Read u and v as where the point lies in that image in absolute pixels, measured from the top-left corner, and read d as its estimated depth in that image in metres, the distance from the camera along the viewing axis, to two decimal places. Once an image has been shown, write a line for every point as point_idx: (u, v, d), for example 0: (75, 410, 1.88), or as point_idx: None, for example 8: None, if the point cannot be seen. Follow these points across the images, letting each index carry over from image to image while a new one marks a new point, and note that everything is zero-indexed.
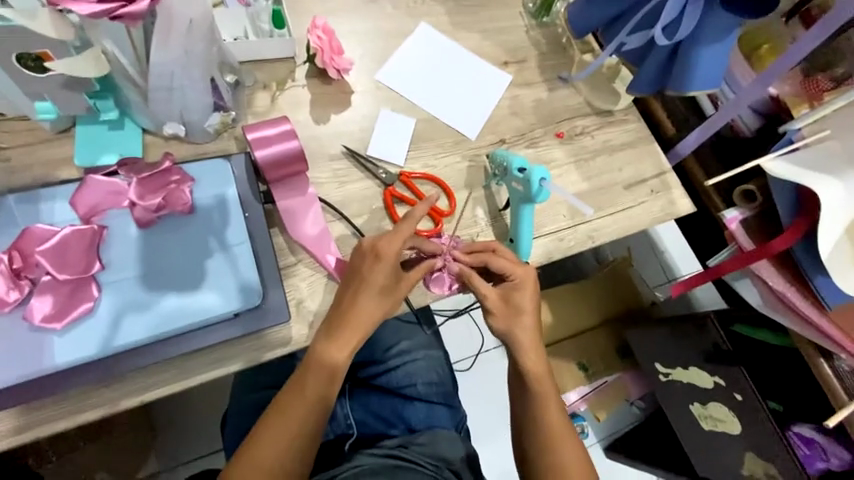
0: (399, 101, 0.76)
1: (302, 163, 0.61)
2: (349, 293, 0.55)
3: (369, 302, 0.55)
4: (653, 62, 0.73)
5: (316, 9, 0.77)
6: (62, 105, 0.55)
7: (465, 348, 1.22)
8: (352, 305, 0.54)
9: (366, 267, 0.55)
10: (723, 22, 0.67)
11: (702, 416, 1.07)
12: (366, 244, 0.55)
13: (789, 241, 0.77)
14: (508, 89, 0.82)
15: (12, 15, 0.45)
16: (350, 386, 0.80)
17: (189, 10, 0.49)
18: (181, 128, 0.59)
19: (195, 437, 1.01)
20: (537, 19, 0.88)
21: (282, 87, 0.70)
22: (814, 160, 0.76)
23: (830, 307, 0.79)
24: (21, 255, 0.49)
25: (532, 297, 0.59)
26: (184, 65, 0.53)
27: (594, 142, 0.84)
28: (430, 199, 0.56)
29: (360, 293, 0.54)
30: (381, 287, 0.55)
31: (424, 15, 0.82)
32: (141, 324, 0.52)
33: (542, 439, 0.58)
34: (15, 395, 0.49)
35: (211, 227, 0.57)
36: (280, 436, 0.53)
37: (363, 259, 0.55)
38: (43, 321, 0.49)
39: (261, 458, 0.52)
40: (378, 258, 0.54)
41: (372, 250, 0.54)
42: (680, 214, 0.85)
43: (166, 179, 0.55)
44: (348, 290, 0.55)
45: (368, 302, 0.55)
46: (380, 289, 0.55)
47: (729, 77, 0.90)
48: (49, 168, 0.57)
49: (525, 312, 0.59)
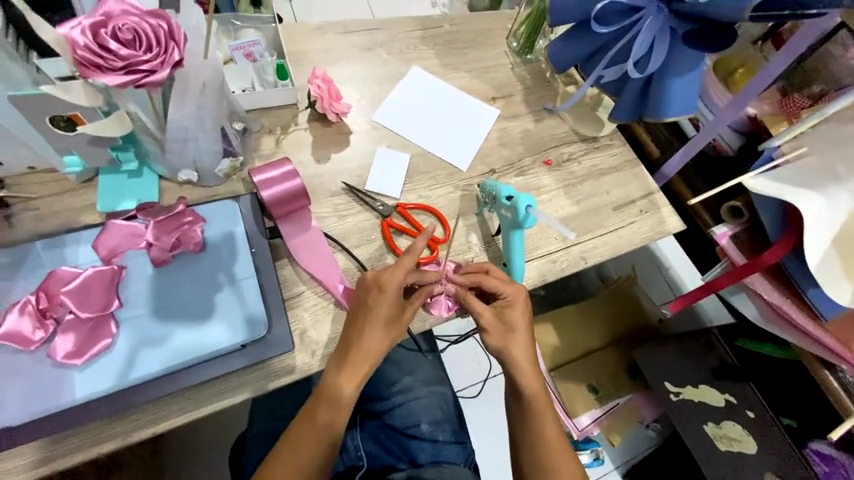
0: (394, 138, 0.81)
1: (305, 199, 0.66)
2: (356, 324, 0.58)
3: (376, 332, 0.57)
4: (630, 92, 0.78)
5: (316, 59, 0.84)
6: (87, 158, 0.62)
7: (471, 373, 1.22)
8: (360, 337, 0.57)
9: (371, 299, 0.58)
10: (691, 54, 0.72)
11: (716, 437, 0.99)
12: (369, 277, 0.59)
13: (776, 255, 0.79)
14: (497, 122, 0.88)
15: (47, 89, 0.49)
16: (361, 416, 0.82)
17: (203, 72, 0.55)
18: (193, 174, 0.65)
19: (204, 470, 1.02)
20: (521, 57, 0.96)
21: (286, 131, 0.76)
22: (796, 175, 0.78)
23: (826, 318, 0.80)
24: (47, 296, 0.53)
25: (523, 317, 0.62)
26: (198, 118, 0.58)
27: (582, 167, 0.88)
28: (427, 233, 0.61)
29: (367, 325, 0.58)
30: (385, 317, 0.58)
31: (416, 59, 0.89)
32: (154, 357, 0.55)
33: (539, 459, 0.59)
34: (34, 430, 0.52)
35: (221, 263, 0.61)
36: (287, 470, 0.54)
37: (367, 292, 0.58)
38: (64, 358, 0.52)
39: None
40: (382, 291, 0.58)
41: (375, 283, 0.58)
42: (670, 231, 0.87)
43: (179, 221, 0.60)
44: (355, 323, 0.58)
45: (375, 333, 0.57)
46: (384, 319, 0.58)
47: (705, 96, 0.96)
48: (74, 214, 0.63)
49: (518, 330, 0.61)
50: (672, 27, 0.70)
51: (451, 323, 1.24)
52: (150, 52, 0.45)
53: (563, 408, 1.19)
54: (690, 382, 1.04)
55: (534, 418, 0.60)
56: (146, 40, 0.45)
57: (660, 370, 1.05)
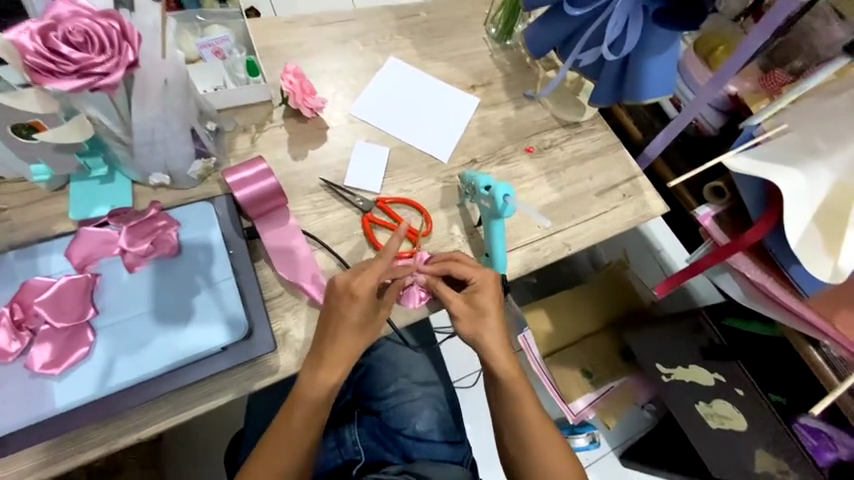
0: (372, 132, 0.80)
1: (281, 197, 0.65)
2: (330, 332, 0.58)
3: (348, 337, 0.59)
4: (607, 75, 0.77)
5: (290, 54, 0.83)
6: (54, 165, 0.60)
7: (465, 363, 1.23)
8: (334, 342, 0.59)
9: (342, 306, 0.58)
10: (664, 35, 0.71)
11: (707, 415, 1.03)
12: (340, 284, 0.58)
13: (759, 233, 0.79)
14: (476, 111, 0.87)
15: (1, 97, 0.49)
16: (358, 412, 0.83)
17: (164, 72, 0.54)
18: (165, 177, 0.64)
19: (203, 469, 1.03)
20: (499, 43, 0.94)
21: (261, 129, 0.75)
22: (776, 154, 0.78)
23: (808, 294, 0.80)
24: (22, 307, 0.53)
25: (493, 300, 0.64)
26: (164, 120, 0.58)
27: (564, 153, 0.88)
28: (400, 233, 0.57)
29: (339, 331, 0.58)
30: (358, 323, 0.59)
31: (392, 50, 0.88)
32: (134, 364, 0.55)
33: (523, 440, 0.63)
34: (17, 441, 0.52)
35: (197, 266, 0.60)
36: (276, 461, 0.57)
37: (339, 300, 0.58)
38: (43, 368, 0.52)
39: None
40: (353, 298, 0.57)
41: (346, 290, 0.57)
42: (654, 214, 0.87)
43: (152, 225, 0.59)
44: (327, 330, 0.59)
45: (348, 338, 0.59)
46: (357, 325, 0.59)
47: (685, 74, 0.94)
48: (47, 223, 0.62)
49: (488, 315, 0.64)
50: (644, 6, 0.69)
51: (444, 314, 1.24)
52: (103, 54, 0.44)
53: (557, 393, 1.20)
54: (682, 362, 1.05)
55: (514, 402, 0.64)
56: (98, 41, 0.44)
57: (651, 351, 1.08)
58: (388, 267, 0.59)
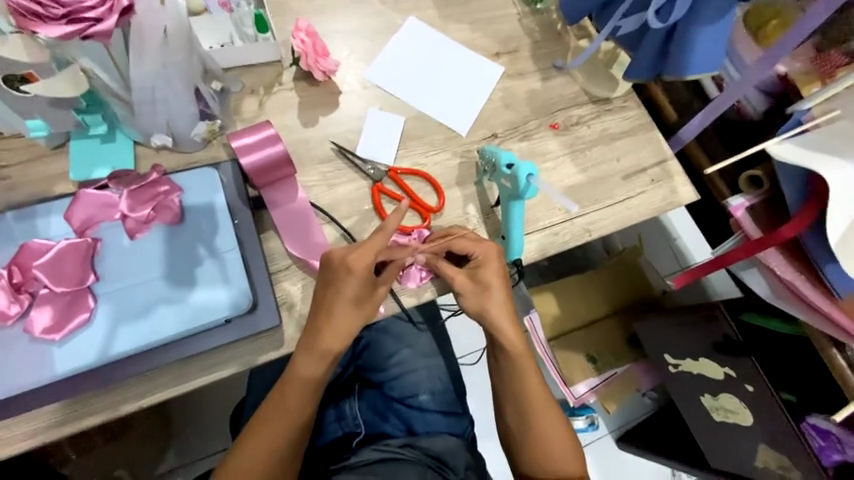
0: (387, 99, 0.75)
1: (289, 166, 0.61)
2: (325, 307, 0.56)
3: (344, 313, 0.56)
4: (649, 45, 0.70)
5: (301, 10, 0.76)
6: (52, 123, 0.57)
7: (470, 343, 1.22)
8: (329, 319, 0.56)
9: (338, 280, 0.55)
10: (715, 2, 0.64)
11: (712, 408, 1.03)
12: (336, 258, 0.55)
13: (797, 228, 0.73)
14: (500, 81, 0.81)
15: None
16: (359, 385, 0.82)
17: (163, 20, 0.49)
18: (168, 139, 0.60)
19: (209, 431, 1.06)
20: (530, 6, 0.86)
21: (269, 91, 0.70)
22: (823, 143, 0.72)
23: (841, 295, 0.76)
24: (20, 270, 0.51)
25: (497, 273, 0.61)
26: (165, 78, 0.54)
27: (591, 131, 0.82)
28: (400, 210, 0.55)
29: (334, 307, 0.56)
30: (354, 297, 0.56)
31: (412, 9, 0.81)
32: (135, 333, 0.53)
33: (525, 416, 0.63)
34: (20, 403, 0.51)
35: (201, 236, 0.58)
36: (276, 426, 0.57)
37: (335, 274, 0.56)
38: (43, 332, 0.51)
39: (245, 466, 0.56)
40: (350, 272, 0.55)
41: (343, 263, 0.55)
42: (683, 202, 0.82)
43: (154, 191, 0.57)
44: (323, 305, 0.57)
45: (344, 314, 0.56)
46: (354, 299, 0.56)
47: (733, 54, 0.86)
48: (47, 183, 0.59)
49: (491, 289, 0.61)
50: None
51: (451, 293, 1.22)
52: None
53: (560, 377, 1.20)
54: (691, 354, 1.04)
55: (521, 388, 0.63)
56: None
57: (660, 341, 1.06)
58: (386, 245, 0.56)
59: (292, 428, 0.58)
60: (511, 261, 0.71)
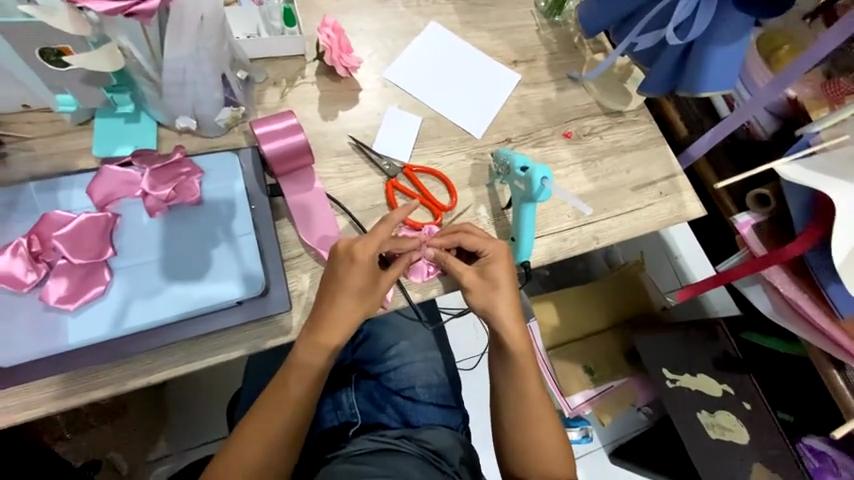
0: (406, 99, 0.76)
1: (308, 156, 0.63)
2: (327, 296, 0.57)
3: (347, 303, 0.57)
4: (664, 62, 0.72)
5: (327, 8, 0.78)
6: (81, 98, 0.59)
7: (469, 348, 1.22)
8: (333, 306, 0.57)
9: (343, 269, 0.56)
10: (735, 23, 0.65)
11: (708, 425, 1.01)
12: (341, 247, 0.57)
13: (801, 247, 0.75)
14: (516, 88, 0.82)
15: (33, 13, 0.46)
16: (356, 376, 0.82)
17: (200, 7, 0.51)
18: (192, 122, 0.62)
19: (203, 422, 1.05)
20: (548, 18, 0.88)
21: (291, 84, 0.72)
22: (832, 165, 0.73)
23: (842, 316, 0.76)
24: (39, 240, 0.52)
25: (505, 270, 0.62)
26: (196, 60, 0.55)
27: (603, 142, 0.83)
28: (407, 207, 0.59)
29: (338, 294, 0.56)
30: (358, 289, 0.57)
31: (434, 14, 0.83)
32: (148, 309, 0.54)
33: (523, 417, 0.63)
34: (27, 371, 0.52)
35: (218, 219, 0.59)
36: (273, 410, 0.57)
37: (339, 263, 0.57)
38: (58, 302, 0.52)
39: (244, 451, 0.56)
40: (353, 261, 0.56)
41: (348, 252, 0.56)
42: (690, 217, 0.83)
43: (176, 171, 0.57)
44: (327, 293, 0.57)
45: (346, 304, 0.57)
46: (357, 291, 0.57)
47: (744, 77, 0.88)
48: (70, 157, 0.60)
49: (499, 286, 0.62)
50: None
51: (453, 296, 1.23)
52: None
53: (557, 386, 1.19)
54: (689, 370, 1.03)
55: (517, 386, 0.64)
56: None
57: (658, 356, 1.05)
58: (389, 236, 0.59)
59: (297, 412, 0.58)
60: (520, 263, 0.72)
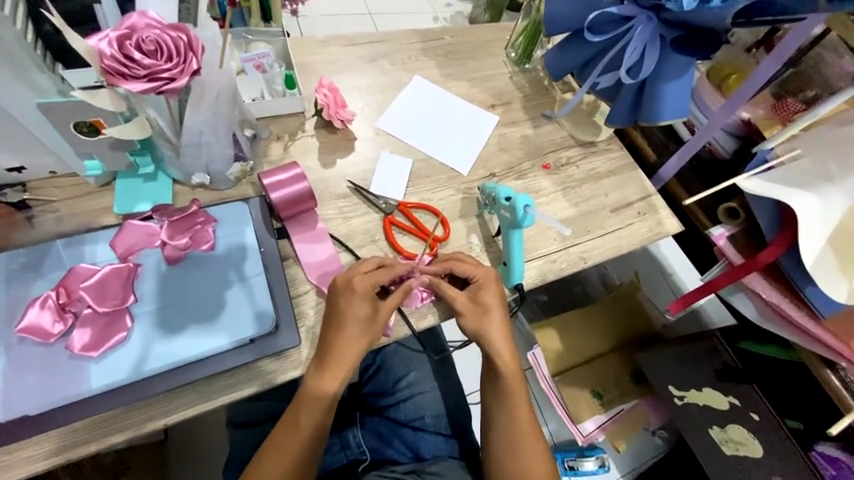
0: (397, 144, 0.84)
1: (311, 201, 0.69)
2: (334, 324, 0.60)
3: (354, 331, 0.61)
4: (623, 98, 0.80)
5: (322, 70, 0.88)
6: (107, 162, 0.65)
7: (474, 379, 1.22)
8: (338, 335, 0.60)
9: (344, 300, 0.61)
10: (680, 62, 0.74)
11: (721, 441, 0.99)
12: (341, 280, 0.61)
13: (773, 254, 0.80)
14: (496, 128, 0.91)
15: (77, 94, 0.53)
16: (361, 413, 0.84)
17: (218, 82, 0.59)
18: (206, 177, 0.69)
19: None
20: (519, 66, 0.99)
21: (293, 138, 0.80)
22: (793, 177, 0.80)
23: (824, 316, 0.81)
24: (67, 292, 0.57)
25: (494, 294, 0.67)
26: (212, 124, 0.62)
27: (580, 171, 0.91)
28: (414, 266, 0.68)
29: (343, 324, 0.60)
30: (364, 318, 0.61)
31: (418, 70, 0.93)
32: (166, 351, 0.58)
33: (515, 440, 0.65)
34: (48, 420, 0.54)
35: (231, 262, 0.64)
36: (288, 447, 0.59)
37: (340, 295, 0.61)
38: (82, 350, 0.55)
39: None
40: (354, 292, 0.61)
41: (347, 284, 0.61)
42: (669, 233, 0.89)
43: (192, 221, 0.63)
44: (330, 324, 0.61)
45: (352, 332, 0.60)
46: (361, 320, 0.61)
47: (697, 100, 0.99)
48: (93, 215, 0.66)
49: (492, 310, 0.66)
50: (662, 34, 0.72)
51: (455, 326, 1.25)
52: (171, 62, 0.49)
53: (567, 413, 1.19)
54: (694, 385, 1.04)
55: (509, 405, 0.66)
56: (167, 50, 0.49)
57: (663, 372, 1.06)
58: (388, 274, 0.64)
59: (307, 446, 0.60)
60: (513, 286, 0.76)
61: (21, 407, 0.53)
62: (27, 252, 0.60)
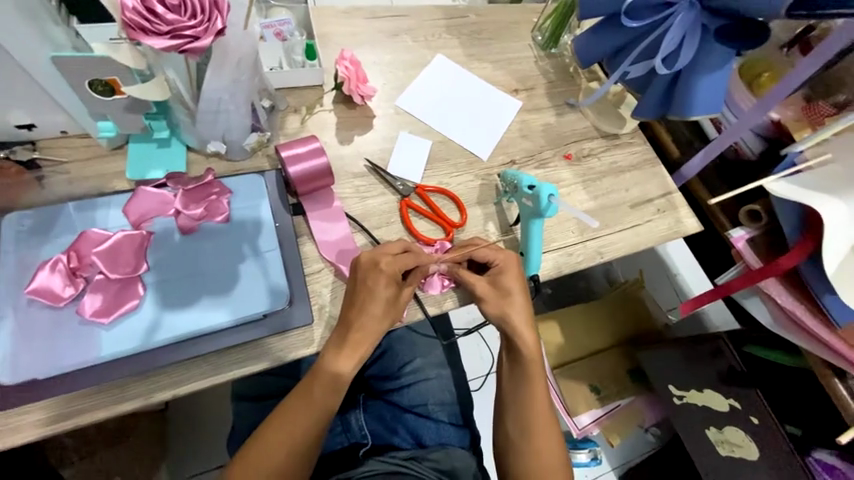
0: (416, 125, 0.82)
1: (329, 177, 0.67)
2: (357, 304, 0.59)
3: (377, 311, 0.59)
4: (655, 89, 0.77)
5: (343, 43, 0.85)
6: (122, 125, 0.63)
7: (476, 366, 1.22)
8: (360, 315, 0.59)
9: (370, 280, 0.59)
10: (717, 53, 0.70)
11: (717, 441, 1.01)
12: (365, 257, 0.60)
13: (795, 260, 0.78)
14: (518, 114, 0.88)
15: (100, 48, 0.52)
16: (364, 397, 0.84)
17: (240, 47, 0.56)
18: (221, 146, 0.66)
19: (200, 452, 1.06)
20: (545, 51, 0.95)
21: (310, 111, 0.77)
22: (819, 182, 0.78)
23: (840, 325, 0.80)
24: (78, 256, 0.55)
25: (517, 279, 0.65)
26: (232, 91, 0.60)
27: (602, 163, 0.88)
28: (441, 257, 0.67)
29: (367, 304, 0.59)
30: (387, 299, 0.60)
31: (440, 48, 0.90)
32: (178, 322, 0.57)
33: (527, 430, 0.64)
34: (56, 384, 0.53)
35: (245, 236, 0.63)
36: (300, 417, 0.59)
37: (366, 274, 0.60)
38: (93, 315, 0.54)
39: (264, 457, 0.57)
40: (378, 269, 0.60)
41: (372, 265, 0.60)
42: (687, 232, 0.87)
43: (208, 191, 0.62)
44: (354, 303, 0.60)
45: (375, 312, 0.59)
46: (385, 301, 0.60)
47: (729, 102, 0.95)
48: (105, 180, 0.64)
49: (513, 293, 0.65)
50: (704, 24, 0.69)
51: (460, 313, 1.25)
52: (194, 19, 0.46)
53: (564, 406, 1.19)
54: (694, 386, 1.05)
55: (526, 395, 0.65)
56: (191, 6, 0.46)
57: (663, 370, 1.07)
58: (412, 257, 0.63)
59: (318, 423, 0.59)
60: (529, 277, 0.76)
61: (31, 369, 0.53)
62: (36, 213, 0.59)
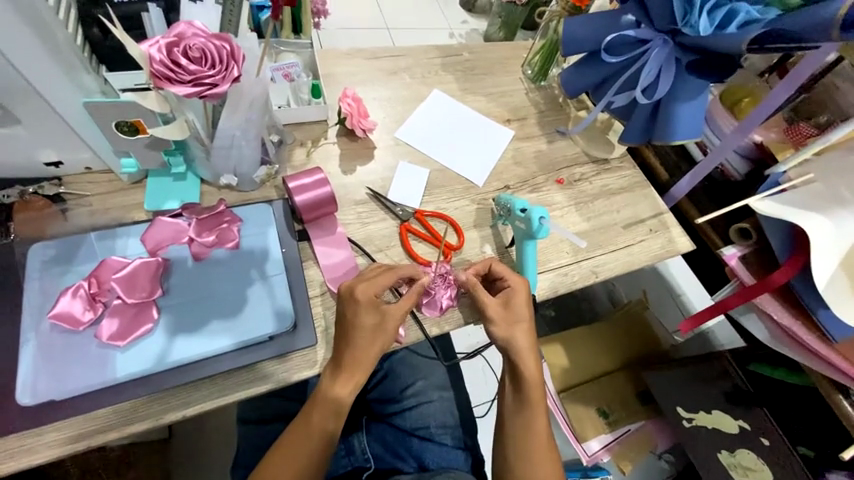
0: (415, 155, 0.87)
1: (332, 205, 0.71)
2: (345, 333, 0.61)
3: (366, 338, 0.61)
4: (638, 117, 0.82)
5: (345, 81, 0.92)
6: (142, 160, 0.69)
7: (481, 391, 1.22)
8: (351, 343, 0.61)
9: (350, 310, 0.61)
10: (693, 84, 0.75)
11: (731, 466, 0.98)
12: (345, 289, 0.62)
13: (786, 275, 0.80)
14: (511, 142, 0.93)
15: (129, 93, 0.57)
16: (366, 420, 0.85)
17: (253, 91, 0.62)
18: (234, 179, 0.72)
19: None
20: (535, 83, 1.02)
21: (316, 144, 0.83)
22: (806, 200, 0.80)
23: (836, 339, 0.81)
24: (98, 282, 0.59)
25: (527, 303, 0.68)
26: (244, 129, 0.65)
27: (593, 187, 0.93)
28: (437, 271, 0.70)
29: (353, 333, 0.61)
30: (371, 325, 0.62)
31: (437, 84, 0.96)
32: (189, 344, 0.60)
33: (527, 452, 0.65)
34: (71, 405, 0.56)
35: (254, 262, 0.67)
36: (300, 442, 0.60)
37: (346, 305, 0.62)
38: (109, 339, 0.58)
39: None
40: (357, 301, 0.61)
41: (350, 295, 0.62)
42: (680, 251, 0.90)
43: (219, 221, 0.66)
44: (342, 333, 0.62)
45: (364, 339, 0.61)
46: (371, 327, 0.62)
47: (712, 122, 0.99)
48: (124, 211, 0.69)
49: (521, 319, 0.67)
50: (677, 57, 0.74)
51: (463, 335, 1.26)
52: (214, 68, 0.52)
53: (572, 432, 1.17)
54: (703, 408, 1.03)
55: (527, 416, 0.66)
56: (211, 58, 0.52)
57: (673, 394, 1.06)
58: (394, 274, 0.65)
59: (321, 447, 0.60)
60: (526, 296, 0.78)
61: (49, 391, 0.55)
62: (60, 243, 0.64)
